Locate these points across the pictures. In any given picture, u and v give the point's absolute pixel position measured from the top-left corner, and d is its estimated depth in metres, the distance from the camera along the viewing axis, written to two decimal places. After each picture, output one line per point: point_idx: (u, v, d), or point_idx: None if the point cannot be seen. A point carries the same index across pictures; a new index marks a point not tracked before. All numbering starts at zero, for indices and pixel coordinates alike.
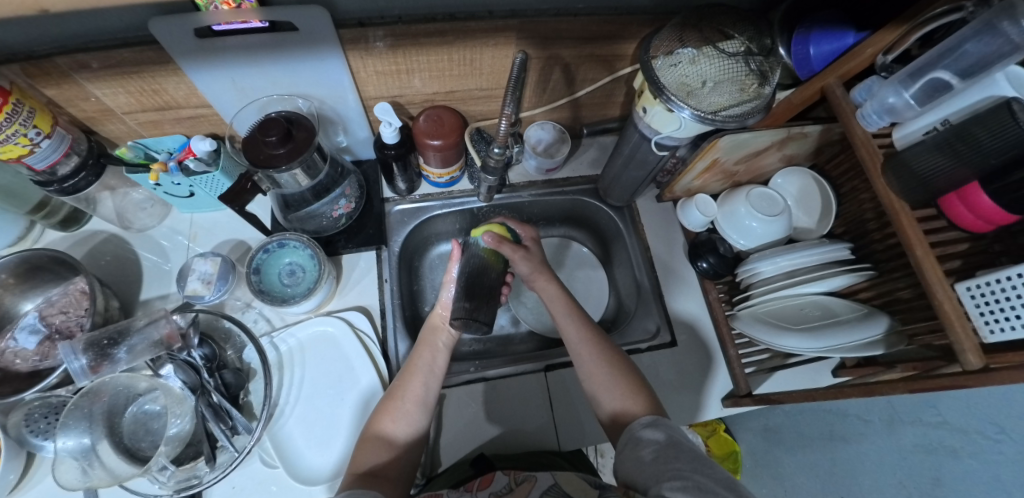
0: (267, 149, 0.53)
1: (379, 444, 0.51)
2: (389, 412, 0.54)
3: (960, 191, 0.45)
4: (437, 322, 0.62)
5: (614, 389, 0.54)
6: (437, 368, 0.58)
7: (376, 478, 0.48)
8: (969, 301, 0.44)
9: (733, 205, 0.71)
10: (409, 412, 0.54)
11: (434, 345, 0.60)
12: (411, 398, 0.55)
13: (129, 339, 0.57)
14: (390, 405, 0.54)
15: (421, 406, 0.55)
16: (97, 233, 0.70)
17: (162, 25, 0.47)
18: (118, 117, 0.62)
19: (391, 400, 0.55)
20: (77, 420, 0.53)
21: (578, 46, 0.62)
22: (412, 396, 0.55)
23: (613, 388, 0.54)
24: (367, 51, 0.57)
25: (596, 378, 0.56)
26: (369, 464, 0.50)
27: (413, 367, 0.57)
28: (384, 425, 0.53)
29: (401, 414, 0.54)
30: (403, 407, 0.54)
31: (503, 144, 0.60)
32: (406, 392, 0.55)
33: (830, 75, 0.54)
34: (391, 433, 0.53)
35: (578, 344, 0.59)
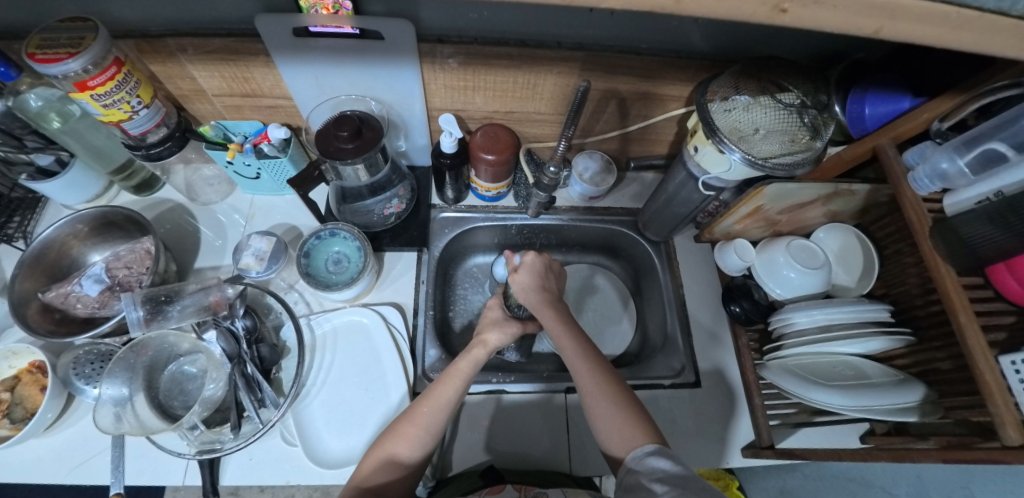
0: (337, 142, 0.58)
1: (383, 459, 0.50)
2: (401, 439, 0.52)
3: (1008, 262, 0.45)
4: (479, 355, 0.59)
5: (614, 421, 0.52)
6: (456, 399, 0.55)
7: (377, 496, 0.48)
8: (1013, 376, 0.42)
9: (772, 253, 0.72)
10: (423, 440, 0.52)
11: (463, 374, 0.57)
12: (431, 429, 0.52)
13: (182, 300, 0.61)
14: (403, 430, 0.52)
15: (433, 429, 0.53)
16: (165, 201, 0.75)
17: (267, 21, 0.53)
18: (207, 98, 0.68)
19: (406, 427, 0.52)
20: (122, 369, 0.56)
21: (638, 83, 0.65)
22: (429, 426, 0.52)
23: (613, 421, 0.52)
24: (440, 65, 0.61)
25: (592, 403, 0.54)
26: (375, 481, 0.49)
27: (440, 399, 0.54)
28: (397, 449, 0.51)
29: (413, 437, 0.52)
30: (412, 430, 0.52)
31: (559, 164, 0.64)
32: (426, 420, 0.53)
33: (883, 136, 0.55)
34: (403, 456, 0.51)
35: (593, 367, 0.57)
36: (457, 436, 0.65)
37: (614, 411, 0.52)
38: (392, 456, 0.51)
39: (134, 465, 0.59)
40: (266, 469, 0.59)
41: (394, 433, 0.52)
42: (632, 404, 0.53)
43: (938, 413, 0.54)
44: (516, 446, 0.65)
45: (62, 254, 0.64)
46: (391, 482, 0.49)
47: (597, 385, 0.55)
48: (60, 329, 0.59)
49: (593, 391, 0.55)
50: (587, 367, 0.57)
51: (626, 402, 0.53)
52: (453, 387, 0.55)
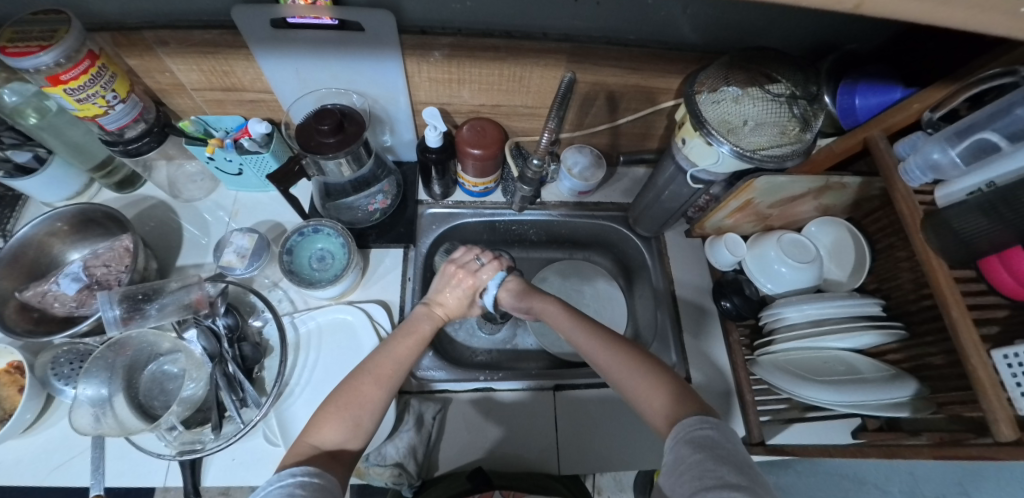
0: (318, 137, 0.56)
1: (340, 419, 0.46)
2: (364, 401, 0.48)
3: (1002, 254, 0.44)
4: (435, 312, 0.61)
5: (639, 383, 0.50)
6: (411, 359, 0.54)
7: (334, 461, 0.44)
8: (1005, 371, 0.42)
9: (763, 248, 0.71)
10: (375, 398, 0.49)
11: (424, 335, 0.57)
12: (388, 385, 0.50)
13: (161, 298, 0.60)
14: (365, 388, 0.49)
15: (387, 386, 0.50)
16: (147, 198, 0.74)
17: (243, 13, 0.51)
18: (187, 92, 0.66)
19: (359, 381, 0.49)
20: (99, 369, 0.55)
21: (626, 75, 0.64)
22: (382, 378, 0.50)
23: (652, 400, 0.48)
24: (424, 58, 0.60)
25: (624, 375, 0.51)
26: (332, 442, 0.45)
27: (384, 360, 0.52)
28: (356, 410, 0.47)
29: (373, 400, 0.48)
30: (375, 390, 0.49)
31: (542, 157, 0.63)
32: (389, 381, 0.50)
33: (874, 127, 0.54)
34: (362, 418, 0.47)
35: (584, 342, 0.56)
36: (443, 434, 0.64)
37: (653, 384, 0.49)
38: (356, 418, 0.47)
39: (114, 466, 0.57)
40: (249, 469, 0.58)
41: (351, 390, 0.48)
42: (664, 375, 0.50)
43: (930, 409, 0.54)
44: (504, 445, 0.65)
45: (41, 251, 0.62)
46: (348, 443, 0.45)
47: (619, 360, 0.52)
48: (39, 328, 0.58)
49: (620, 367, 0.52)
50: (598, 345, 0.55)
51: (652, 371, 0.50)
52: (412, 346, 0.55)
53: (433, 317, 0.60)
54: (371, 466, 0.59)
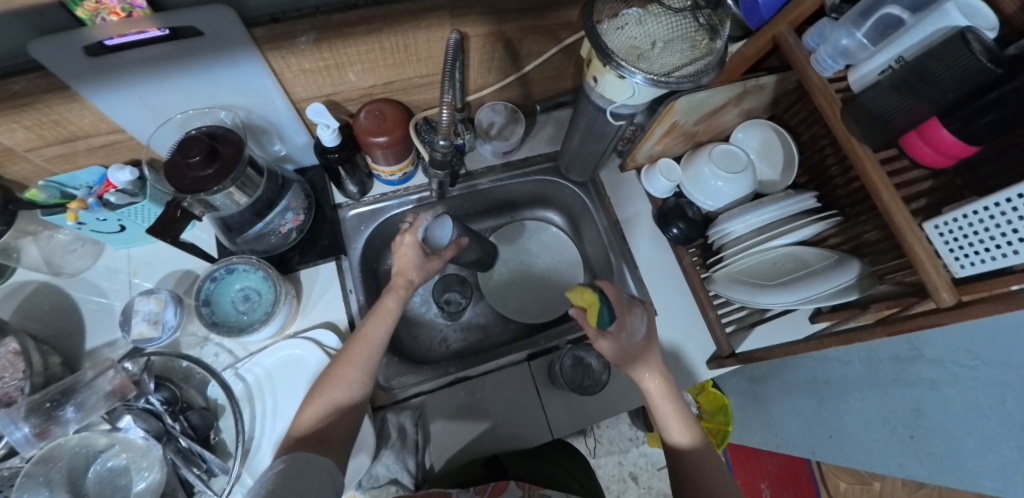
0: (191, 171, 0.48)
1: (320, 402, 0.50)
2: (340, 380, 0.52)
3: (920, 128, 0.46)
4: (387, 304, 0.58)
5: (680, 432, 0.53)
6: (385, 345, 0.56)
7: (321, 443, 0.49)
8: (938, 240, 0.45)
9: (697, 167, 0.70)
10: (355, 380, 0.53)
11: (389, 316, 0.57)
12: (365, 368, 0.53)
13: (78, 395, 0.53)
14: (348, 363, 0.53)
15: (353, 389, 0.52)
16: (26, 283, 0.63)
17: (42, 48, 0.41)
18: (21, 156, 0.54)
19: (336, 369, 0.53)
20: (33, 490, 0.46)
21: (519, 18, 0.58)
22: (354, 367, 0.53)
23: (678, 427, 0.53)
24: (290, 49, 0.52)
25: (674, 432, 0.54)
26: (313, 427, 0.49)
27: (360, 338, 0.55)
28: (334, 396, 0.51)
29: (349, 380, 0.52)
30: (352, 371, 0.53)
31: (447, 137, 0.54)
32: (360, 359, 0.53)
33: (780, 22, 0.51)
34: (343, 400, 0.51)
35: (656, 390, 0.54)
36: (430, 435, 0.63)
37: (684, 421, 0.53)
38: (334, 400, 0.51)
39: None
40: None
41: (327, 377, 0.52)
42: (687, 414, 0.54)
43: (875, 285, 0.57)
44: (499, 428, 0.65)
45: None
46: (331, 425, 0.50)
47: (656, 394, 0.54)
48: None
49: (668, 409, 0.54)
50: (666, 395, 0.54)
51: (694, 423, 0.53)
52: (381, 324, 0.56)
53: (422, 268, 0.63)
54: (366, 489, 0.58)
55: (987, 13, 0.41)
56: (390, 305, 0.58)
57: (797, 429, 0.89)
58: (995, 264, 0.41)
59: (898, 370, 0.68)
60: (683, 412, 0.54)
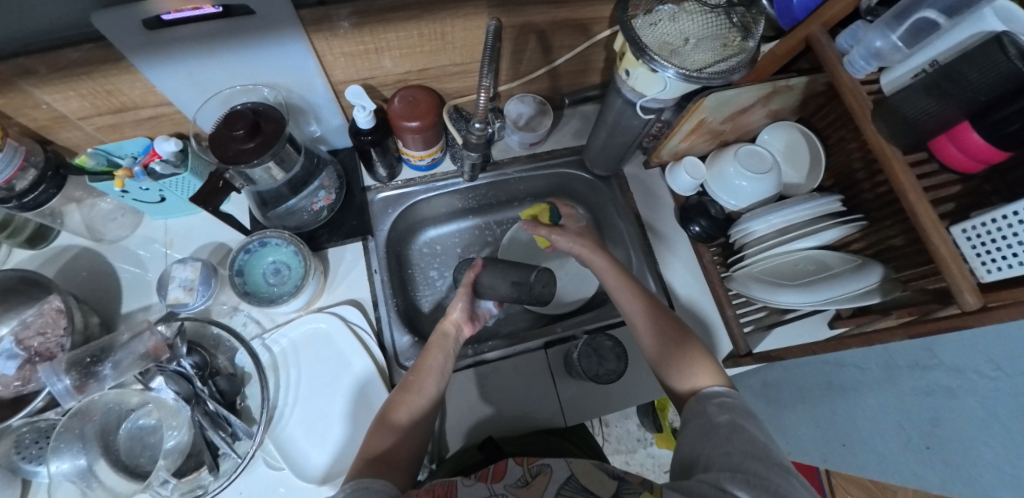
0: (234, 144, 0.51)
1: (385, 429, 0.50)
2: (403, 404, 0.52)
3: (949, 133, 0.46)
4: (449, 328, 0.60)
5: (675, 360, 0.53)
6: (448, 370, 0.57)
7: (388, 466, 0.46)
8: (965, 244, 0.45)
9: (722, 166, 0.70)
10: (419, 410, 0.52)
11: (446, 349, 0.58)
12: (424, 395, 0.53)
13: (114, 355, 0.55)
14: (409, 390, 0.53)
15: (412, 413, 0.51)
16: (67, 248, 0.66)
17: (105, 20, 0.43)
18: (74, 123, 0.57)
19: (403, 393, 0.53)
20: (69, 442, 0.51)
21: (553, 10, 0.59)
22: (424, 393, 0.53)
23: (673, 355, 0.53)
24: (331, 31, 0.53)
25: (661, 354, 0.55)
26: (378, 450, 0.47)
27: (426, 366, 0.55)
28: (398, 415, 0.50)
29: (413, 403, 0.52)
30: (414, 398, 0.52)
31: (484, 119, 0.58)
32: (421, 386, 0.53)
33: (814, 23, 0.52)
34: (405, 423, 0.50)
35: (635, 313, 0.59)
36: (447, 416, 0.64)
37: (680, 347, 0.54)
38: (400, 422, 0.50)
39: None
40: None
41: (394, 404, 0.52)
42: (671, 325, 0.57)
43: (897, 289, 0.57)
44: (515, 413, 0.66)
45: None
46: (394, 449, 0.48)
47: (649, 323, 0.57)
48: None
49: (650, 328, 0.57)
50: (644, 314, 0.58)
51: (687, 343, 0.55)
52: (438, 355, 0.56)
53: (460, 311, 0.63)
54: None
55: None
56: (450, 329, 0.60)
57: (810, 435, 0.89)
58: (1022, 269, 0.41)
59: (917, 379, 0.67)
60: (666, 328, 0.57)
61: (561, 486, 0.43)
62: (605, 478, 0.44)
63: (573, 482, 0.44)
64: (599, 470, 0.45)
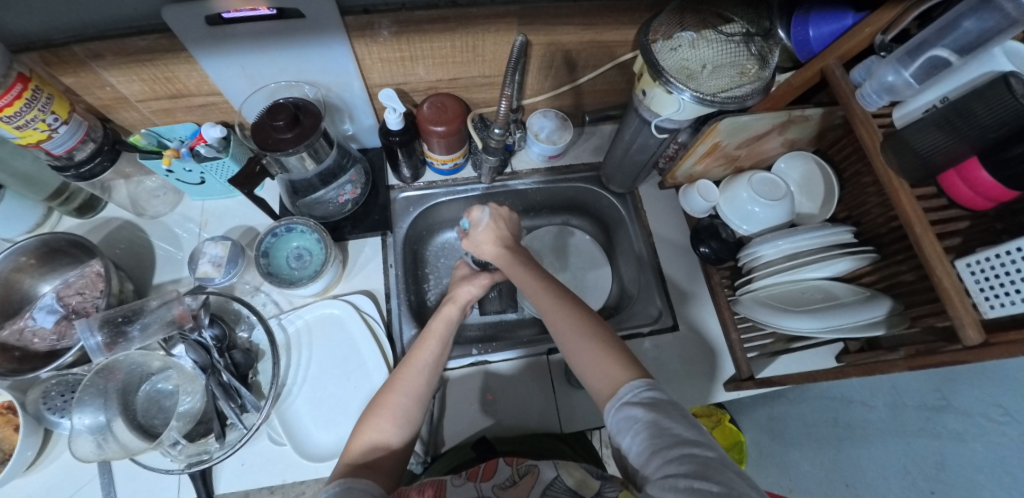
0: (274, 133, 0.55)
1: (374, 433, 0.49)
2: (386, 408, 0.51)
3: (959, 168, 0.47)
4: (429, 319, 0.59)
5: (588, 356, 0.50)
6: (440, 362, 0.56)
7: (371, 471, 0.47)
8: (969, 278, 0.46)
9: (735, 190, 0.72)
10: (407, 409, 0.52)
11: (441, 337, 0.57)
12: (411, 393, 0.52)
13: (143, 318, 0.59)
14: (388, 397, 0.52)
15: (397, 418, 0.51)
16: (112, 220, 0.72)
17: (175, 13, 0.48)
18: (132, 105, 0.63)
19: (386, 394, 0.52)
20: (92, 397, 0.54)
21: (579, 32, 0.63)
22: (410, 392, 0.53)
23: (587, 350, 0.51)
24: (372, 38, 0.58)
25: (573, 351, 0.52)
26: (363, 455, 0.48)
27: (412, 362, 0.55)
28: (380, 421, 0.50)
29: (397, 407, 0.51)
30: (397, 398, 0.52)
31: (504, 125, 0.62)
32: (404, 385, 0.53)
33: (830, 56, 0.54)
34: (387, 428, 0.50)
35: (551, 313, 0.56)
36: (445, 411, 0.66)
37: (593, 347, 0.51)
38: (382, 430, 0.50)
39: (126, 488, 0.59)
40: (259, 470, 0.59)
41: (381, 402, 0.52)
42: (582, 321, 0.54)
43: (904, 324, 0.56)
44: (513, 417, 0.67)
45: (10, 289, 0.59)
46: (381, 452, 0.48)
47: (563, 317, 0.54)
48: (23, 366, 0.55)
49: (565, 324, 0.54)
50: (561, 313, 0.55)
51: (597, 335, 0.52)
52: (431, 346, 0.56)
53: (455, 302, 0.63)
54: None
55: None
56: (438, 324, 0.59)
57: None
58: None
59: (924, 420, 0.66)
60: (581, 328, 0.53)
61: (546, 486, 0.48)
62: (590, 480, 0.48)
63: (559, 483, 0.48)
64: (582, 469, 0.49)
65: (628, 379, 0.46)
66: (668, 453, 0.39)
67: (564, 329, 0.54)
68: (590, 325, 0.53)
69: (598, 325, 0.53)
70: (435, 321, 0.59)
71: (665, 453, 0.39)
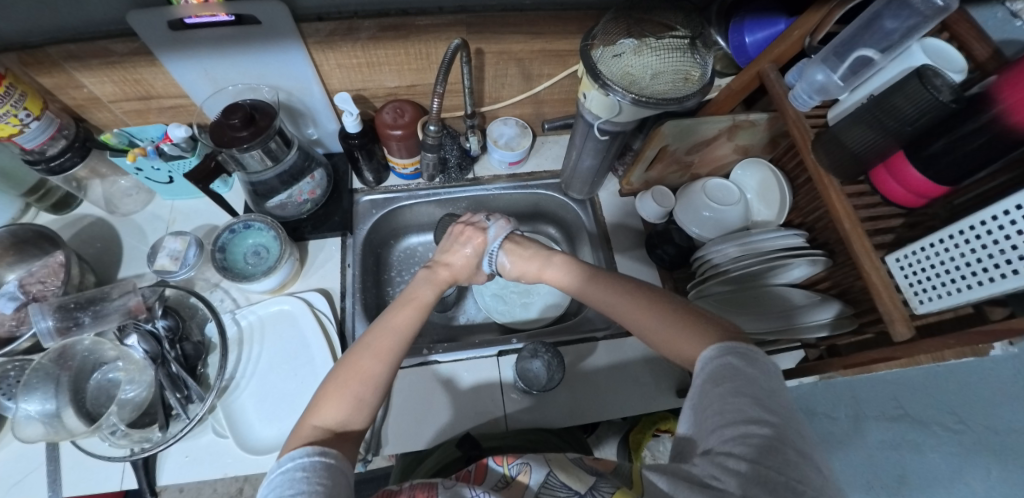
0: (230, 132, 0.57)
1: (348, 400, 0.43)
2: (364, 373, 0.44)
3: (887, 162, 0.48)
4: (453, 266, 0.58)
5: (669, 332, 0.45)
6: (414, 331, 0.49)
7: (343, 440, 0.41)
8: (898, 273, 0.46)
9: (690, 196, 0.73)
10: (379, 372, 0.45)
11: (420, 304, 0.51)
12: (393, 359, 0.46)
13: (99, 307, 0.62)
14: (363, 363, 0.44)
15: (379, 385, 0.44)
16: (85, 216, 0.74)
17: (139, 18, 0.52)
18: (105, 105, 0.67)
19: (364, 353, 0.45)
20: (41, 381, 0.55)
21: (529, 41, 0.65)
22: (381, 352, 0.45)
23: (656, 333, 0.46)
24: (328, 45, 0.61)
25: (630, 320, 0.49)
26: (334, 421, 0.42)
27: (389, 325, 0.48)
28: (356, 386, 0.43)
29: (373, 371, 0.44)
30: (375, 364, 0.45)
31: (438, 122, 0.64)
32: (390, 353, 0.46)
33: (764, 60, 0.56)
34: (364, 395, 0.43)
35: (594, 294, 0.53)
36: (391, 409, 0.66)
37: (652, 315, 0.47)
38: (356, 394, 0.43)
39: (69, 475, 0.59)
40: (202, 463, 0.59)
41: (352, 364, 0.45)
42: (636, 292, 0.50)
43: (852, 326, 0.58)
44: (459, 418, 0.67)
45: None
46: (350, 421, 0.42)
47: (625, 302, 0.50)
48: None
49: (616, 300, 0.50)
50: (604, 290, 0.52)
51: (664, 310, 0.47)
52: (411, 314, 0.50)
53: (433, 281, 0.56)
54: None
55: (957, 58, 0.46)
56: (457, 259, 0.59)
57: None
58: (948, 300, 0.42)
59: (883, 432, 0.64)
60: (634, 295, 0.50)
61: (540, 486, 0.41)
62: (586, 476, 0.41)
63: (553, 480, 0.41)
64: (580, 468, 0.43)
65: (706, 345, 0.41)
66: (735, 426, 0.33)
67: (613, 300, 0.50)
68: (635, 293, 0.50)
69: (672, 303, 0.48)
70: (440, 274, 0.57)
71: (723, 430, 0.33)
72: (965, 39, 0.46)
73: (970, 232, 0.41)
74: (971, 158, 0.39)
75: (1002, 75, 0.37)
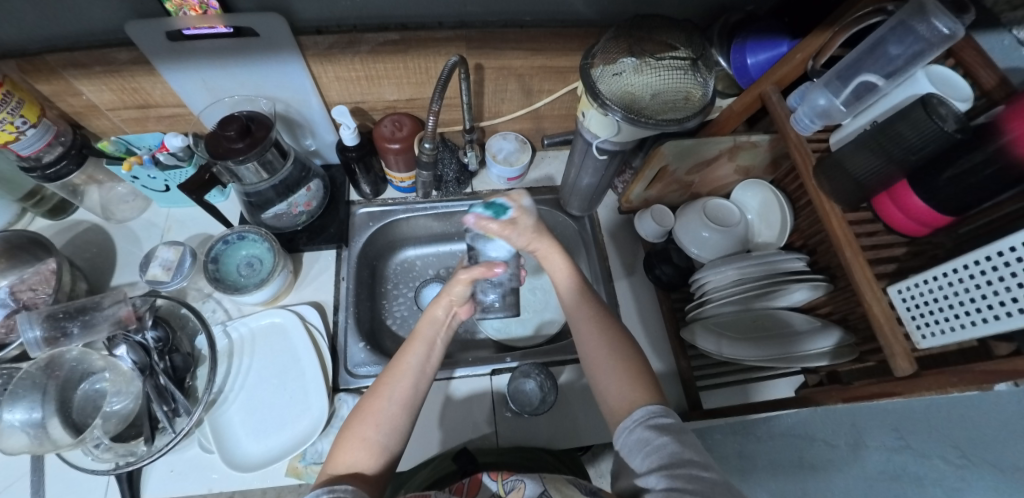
0: (226, 143, 0.57)
1: (356, 443, 0.43)
2: (371, 415, 0.45)
3: (892, 191, 0.47)
4: (438, 314, 0.52)
5: (614, 377, 0.47)
6: (431, 366, 0.50)
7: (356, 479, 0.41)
8: (901, 305, 0.45)
9: (689, 216, 0.72)
10: (393, 416, 0.45)
11: (430, 339, 0.50)
12: (397, 398, 0.46)
13: (88, 316, 0.61)
14: (371, 403, 0.46)
15: (382, 425, 0.44)
16: (80, 222, 0.74)
17: (137, 28, 0.52)
18: (103, 113, 0.67)
19: (373, 399, 0.46)
20: (27, 390, 0.54)
21: (529, 57, 0.65)
22: (398, 397, 0.46)
23: (612, 377, 0.47)
24: (326, 57, 0.61)
25: (598, 369, 0.49)
26: (347, 462, 0.42)
27: (402, 364, 0.48)
28: (364, 427, 0.44)
29: (382, 413, 0.45)
30: (382, 402, 0.45)
31: (433, 138, 0.64)
32: (390, 390, 0.46)
33: (766, 82, 0.55)
34: (373, 438, 0.44)
35: (579, 321, 0.52)
36: None
37: (615, 363, 0.48)
38: (366, 436, 0.44)
39: (53, 486, 0.58)
40: (186, 477, 0.58)
41: (362, 408, 0.46)
42: (617, 334, 0.50)
43: (852, 355, 0.57)
44: (451, 436, 0.65)
45: None
46: (361, 464, 0.42)
47: (598, 337, 0.50)
48: None
49: (593, 340, 0.50)
50: (587, 320, 0.52)
51: (624, 352, 0.49)
52: (417, 351, 0.49)
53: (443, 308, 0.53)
54: (308, 463, 0.60)
55: (962, 86, 0.45)
56: (440, 315, 0.52)
57: None
58: (951, 335, 0.40)
59: None
60: (609, 334, 0.50)
61: None
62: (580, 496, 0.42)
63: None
64: (575, 487, 0.43)
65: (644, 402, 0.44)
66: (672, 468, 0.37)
67: (589, 341, 0.50)
68: (612, 331, 0.50)
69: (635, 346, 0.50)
70: (436, 314, 0.52)
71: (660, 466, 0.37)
72: (971, 65, 0.45)
73: (976, 266, 0.39)
74: (976, 189, 0.38)
75: (1007, 106, 0.36)
